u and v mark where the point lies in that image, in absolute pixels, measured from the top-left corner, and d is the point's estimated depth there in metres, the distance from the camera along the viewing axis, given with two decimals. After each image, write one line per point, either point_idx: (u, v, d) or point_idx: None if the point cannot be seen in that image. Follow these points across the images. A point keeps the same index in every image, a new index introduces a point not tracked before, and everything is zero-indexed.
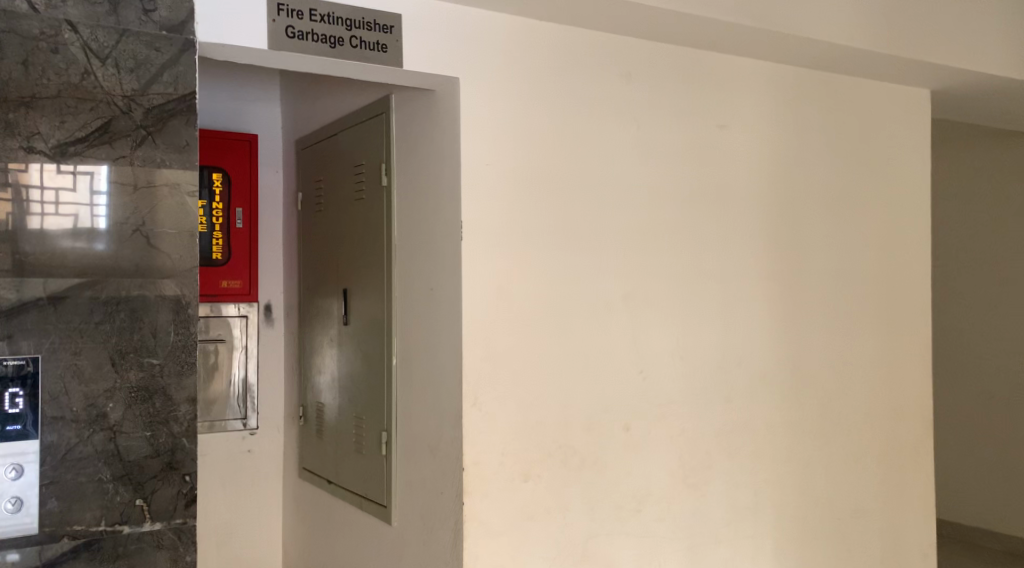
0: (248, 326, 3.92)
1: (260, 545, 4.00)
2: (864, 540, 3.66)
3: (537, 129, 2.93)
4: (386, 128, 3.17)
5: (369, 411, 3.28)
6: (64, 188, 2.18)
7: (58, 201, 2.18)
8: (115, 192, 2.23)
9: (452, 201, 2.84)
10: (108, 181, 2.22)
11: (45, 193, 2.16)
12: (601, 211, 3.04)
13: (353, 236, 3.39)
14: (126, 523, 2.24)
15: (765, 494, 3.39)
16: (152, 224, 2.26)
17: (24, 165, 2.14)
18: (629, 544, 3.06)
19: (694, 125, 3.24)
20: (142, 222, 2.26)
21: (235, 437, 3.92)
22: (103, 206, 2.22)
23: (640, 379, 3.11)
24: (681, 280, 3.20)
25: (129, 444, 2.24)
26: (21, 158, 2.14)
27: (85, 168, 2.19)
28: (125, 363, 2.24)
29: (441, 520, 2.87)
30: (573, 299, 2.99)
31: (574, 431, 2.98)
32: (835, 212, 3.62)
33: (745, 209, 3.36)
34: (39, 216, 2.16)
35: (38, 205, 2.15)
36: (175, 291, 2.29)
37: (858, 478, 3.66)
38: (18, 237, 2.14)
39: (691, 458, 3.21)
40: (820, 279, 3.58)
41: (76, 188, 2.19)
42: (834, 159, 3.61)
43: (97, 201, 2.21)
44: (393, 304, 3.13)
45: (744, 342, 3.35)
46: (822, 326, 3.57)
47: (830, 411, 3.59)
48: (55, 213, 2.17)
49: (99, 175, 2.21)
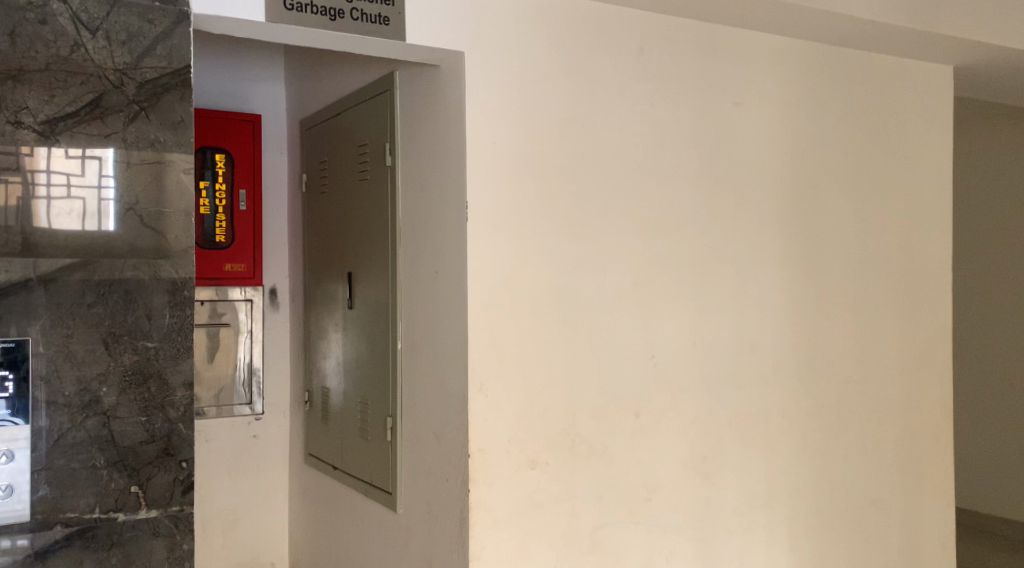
0: (253, 310, 3.86)
1: (266, 533, 3.95)
2: (880, 529, 3.58)
3: (545, 106, 2.84)
4: (390, 106, 3.09)
5: (374, 397, 3.21)
6: (73, 175, 2.13)
7: (68, 186, 2.13)
8: (121, 175, 2.17)
9: (456, 180, 2.75)
10: (115, 164, 2.17)
11: (53, 177, 2.11)
12: (611, 191, 2.96)
13: (357, 218, 3.32)
14: (121, 510, 2.17)
15: (780, 482, 3.31)
16: (146, 202, 2.19)
17: (30, 149, 2.09)
18: (640, 534, 2.99)
19: (706, 102, 3.14)
20: (136, 200, 2.19)
21: (240, 422, 3.87)
22: (112, 189, 2.17)
23: (650, 365, 3.02)
24: (694, 262, 3.11)
25: (123, 430, 2.18)
26: (25, 143, 2.09)
27: (93, 152, 2.15)
28: (119, 346, 2.18)
29: (446, 509, 2.80)
30: (582, 282, 2.91)
31: (583, 418, 2.90)
32: (854, 193, 3.52)
33: (760, 190, 3.26)
34: (45, 200, 2.11)
35: (45, 189, 2.11)
36: (171, 272, 2.22)
37: (874, 466, 3.57)
38: (25, 221, 2.09)
39: (703, 446, 3.13)
40: (836, 261, 3.48)
41: (84, 172, 2.14)
42: (853, 138, 3.51)
43: (105, 185, 2.16)
44: (397, 287, 3.06)
45: (758, 326, 3.26)
46: (839, 310, 3.49)
47: (846, 398, 3.50)
48: (64, 197, 2.13)
49: (107, 161, 2.16)
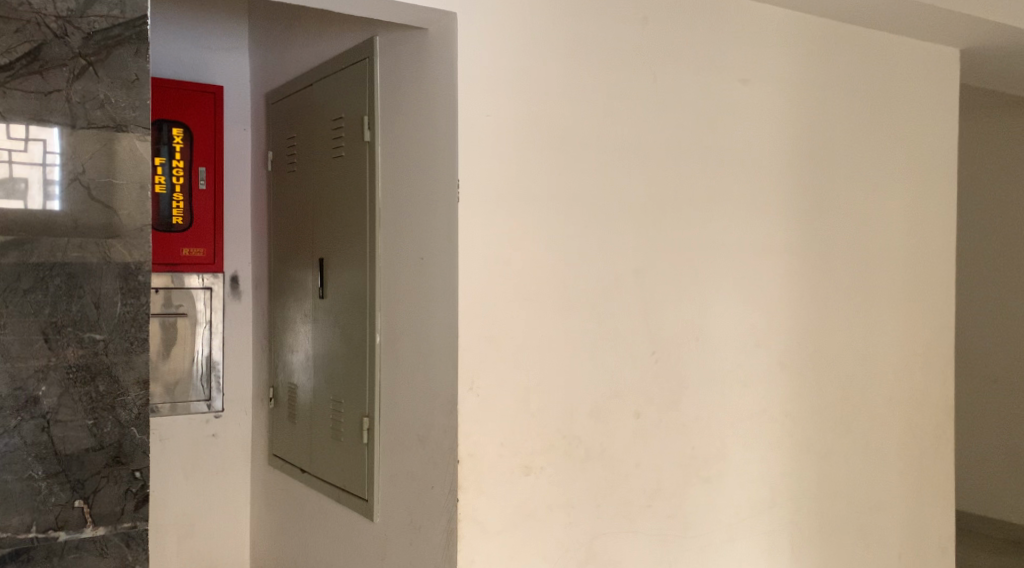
0: (213, 299, 3.57)
1: (225, 539, 3.65)
2: (883, 535, 3.33)
3: (542, 76, 2.59)
4: (369, 75, 2.81)
5: (347, 394, 2.94)
6: (15, 150, 1.98)
7: (9, 162, 1.97)
8: (70, 151, 2.02)
9: (446, 157, 2.50)
10: (62, 143, 2.02)
11: None
12: (612, 172, 2.71)
13: (329, 199, 3.04)
14: (62, 529, 2.02)
15: (783, 487, 3.07)
16: (92, 172, 2.04)
17: None
18: (641, 544, 2.75)
19: (716, 80, 2.90)
20: (81, 169, 2.03)
21: (199, 420, 3.58)
22: (57, 167, 2.01)
23: (652, 362, 2.78)
24: (699, 250, 2.87)
25: (65, 435, 2.02)
26: None
27: (38, 130, 2.00)
28: (61, 339, 2.02)
29: (432, 519, 2.54)
30: (579, 270, 2.65)
31: (580, 420, 2.65)
32: (868, 180, 3.28)
33: (768, 175, 3.02)
34: None
35: None
36: (123, 255, 2.07)
37: (878, 469, 3.32)
38: None
39: (707, 448, 2.89)
40: (844, 251, 3.23)
41: (28, 150, 1.99)
42: (867, 121, 3.26)
43: (50, 163, 2.01)
44: (376, 275, 2.78)
45: (765, 321, 3.03)
46: (850, 305, 3.26)
47: (857, 399, 3.27)
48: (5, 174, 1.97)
49: (53, 138, 2.01)
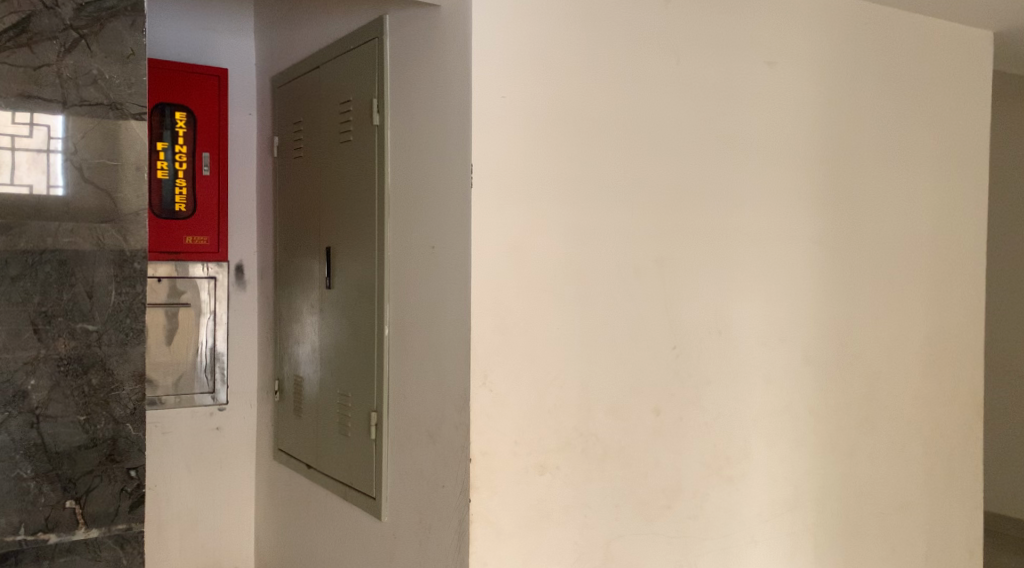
0: (217, 288, 3.47)
1: (229, 534, 3.55)
2: (909, 537, 3.18)
3: (561, 56, 2.47)
4: (378, 55, 2.69)
5: (355, 387, 2.83)
6: (19, 135, 1.95)
7: (12, 148, 1.94)
8: (72, 134, 1.98)
9: (460, 141, 2.38)
10: (65, 127, 1.98)
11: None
12: (632, 157, 2.59)
13: (336, 185, 2.93)
14: (53, 531, 1.96)
15: (808, 487, 2.93)
16: (90, 152, 2.00)
17: None
18: (660, 546, 2.63)
19: (741, 61, 2.77)
20: (78, 151, 1.99)
21: (202, 412, 3.49)
22: (60, 153, 1.98)
23: (672, 357, 2.66)
24: (723, 239, 2.75)
25: (55, 432, 1.96)
26: None
27: (41, 114, 1.96)
28: (51, 330, 1.96)
29: (442, 519, 2.43)
30: (597, 259, 2.54)
31: (598, 416, 2.54)
32: (899, 169, 3.14)
33: (795, 161, 2.89)
34: None
35: None
36: (116, 241, 2.01)
37: (906, 468, 3.17)
38: None
39: (729, 447, 2.77)
40: (872, 242, 3.09)
41: (31, 135, 1.95)
42: (898, 107, 3.13)
43: (54, 149, 1.97)
44: (385, 265, 2.67)
45: (791, 314, 2.90)
46: (880, 298, 3.11)
47: (889, 396, 3.13)
48: (9, 160, 1.94)
49: (56, 124, 1.97)
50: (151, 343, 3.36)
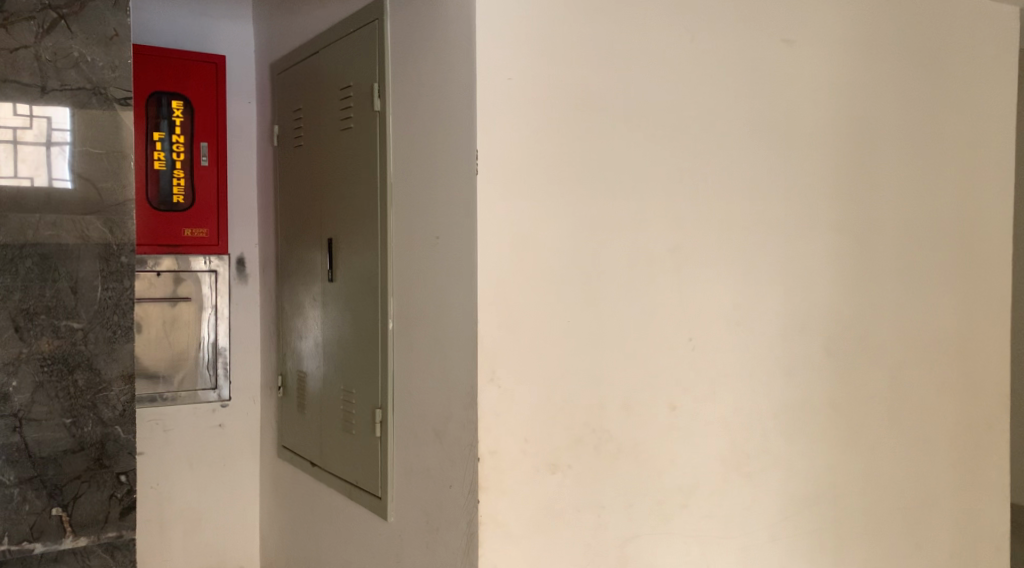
0: (218, 282, 3.38)
1: (233, 534, 3.47)
2: (935, 534, 3.06)
3: (569, 35, 2.36)
4: (378, 38, 2.59)
5: (358, 382, 2.73)
6: (21, 128, 2.10)
7: (19, 141, 2.10)
8: (74, 124, 2.14)
9: (464, 127, 2.28)
10: (68, 119, 2.14)
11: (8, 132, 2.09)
12: (645, 141, 2.48)
13: (337, 174, 2.83)
14: (39, 540, 2.12)
15: (829, 482, 2.83)
16: (84, 139, 2.15)
17: None
18: (676, 547, 2.54)
19: (757, 40, 2.65)
20: (76, 140, 2.14)
21: (204, 409, 3.39)
22: (65, 143, 2.14)
23: (688, 350, 2.56)
24: (740, 226, 2.64)
25: (39, 436, 2.11)
26: None
27: (42, 107, 2.12)
28: (34, 328, 2.11)
29: (450, 520, 2.34)
30: (609, 247, 2.43)
31: (611, 412, 2.44)
32: (924, 150, 3.02)
33: (814, 144, 2.77)
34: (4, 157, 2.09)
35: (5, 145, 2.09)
36: (101, 236, 2.15)
37: (931, 463, 3.05)
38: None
39: (748, 442, 2.66)
40: (894, 228, 2.97)
41: (35, 129, 2.11)
42: (920, 86, 3.00)
43: (57, 140, 2.13)
44: (387, 257, 2.57)
45: (811, 303, 2.78)
46: (902, 285, 2.99)
47: (914, 388, 3.01)
48: (19, 152, 2.10)
49: (59, 116, 2.13)
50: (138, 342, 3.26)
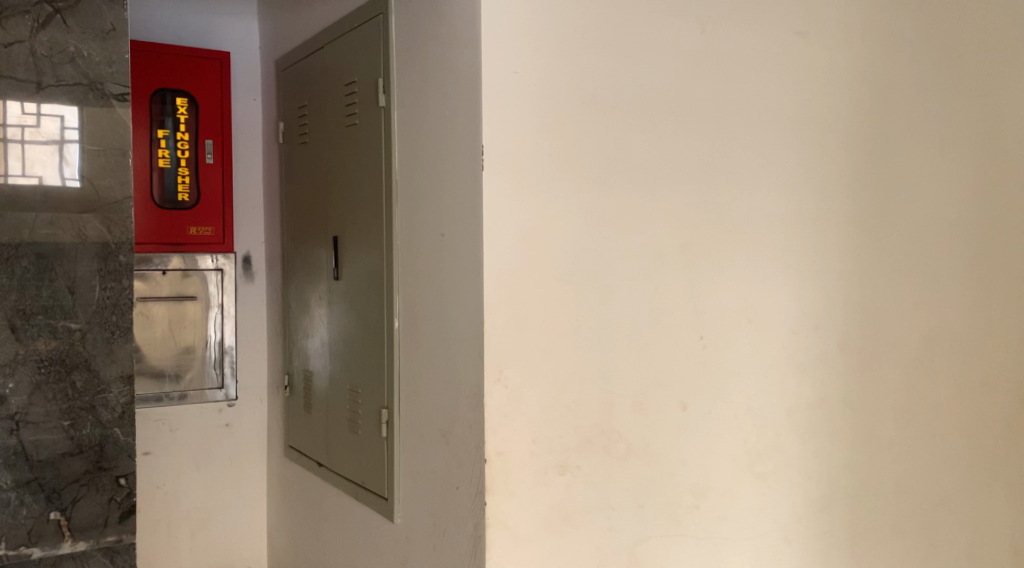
0: (225, 281, 3.35)
1: (242, 534, 3.44)
2: (969, 540, 2.94)
3: (578, 29, 2.32)
4: (383, 33, 2.56)
5: (365, 382, 2.70)
6: (33, 128, 2.09)
7: (32, 142, 2.09)
8: (85, 124, 2.13)
9: (470, 122, 2.24)
10: (78, 118, 2.13)
11: (20, 134, 2.08)
12: (654, 135, 2.43)
13: (343, 171, 2.79)
14: (36, 545, 2.10)
15: (845, 483, 2.77)
16: (93, 138, 2.14)
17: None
18: (688, 549, 2.49)
19: (769, 33, 2.60)
20: (85, 140, 2.13)
21: (211, 409, 3.36)
22: (76, 142, 2.13)
23: (700, 348, 2.51)
24: (752, 222, 2.59)
25: (36, 439, 2.09)
26: None
27: (54, 108, 2.11)
28: (31, 329, 2.09)
29: (456, 522, 2.31)
30: (618, 245, 2.39)
31: (620, 412, 2.39)
32: (956, 142, 2.90)
33: (829, 139, 2.72)
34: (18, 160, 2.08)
35: (17, 146, 2.08)
36: (99, 235, 2.14)
37: (964, 465, 2.93)
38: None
39: (760, 442, 2.62)
40: (920, 222, 2.87)
41: (46, 128, 2.10)
42: (953, 75, 2.88)
43: (68, 139, 2.12)
44: (393, 255, 2.53)
45: (825, 300, 2.73)
46: (931, 281, 2.89)
47: (945, 389, 2.90)
48: (32, 155, 2.09)
49: (71, 115, 2.12)
50: (140, 342, 3.22)
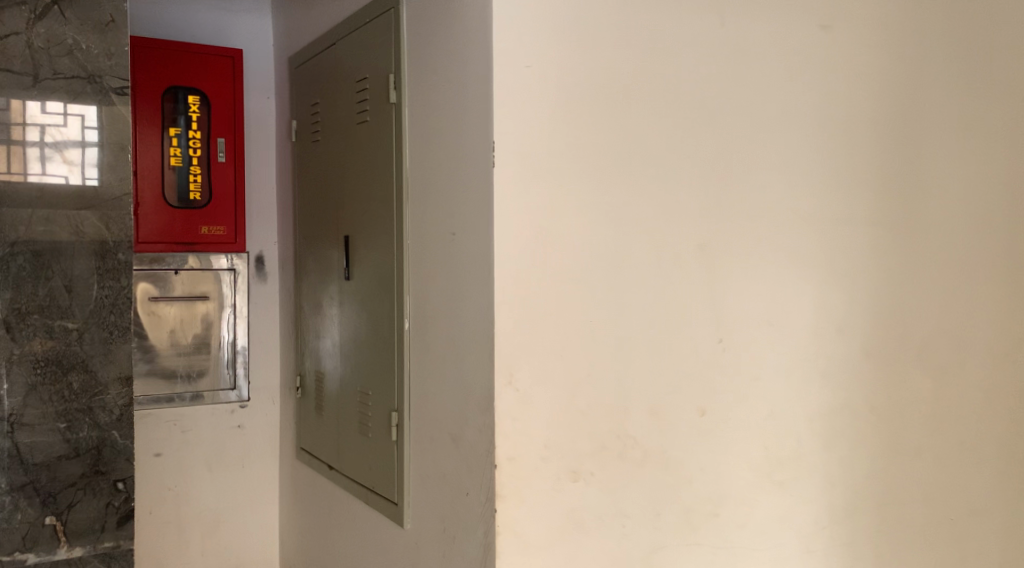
0: (237, 281, 3.31)
1: (253, 537, 3.40)
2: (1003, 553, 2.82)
3: (593, 22, 2.26)
4: (395, 28, 2.51)
5: (376, 384, 2.64)
6: (54, 127, 2.09)
7: (53, 142, 2.09)
8: (103, 124, 2.13)
9: (480, 119, 2.19)
10: (97, 118, 2.12)
11: (41, 134, 2.08)
12: (672, 131, 2.37)
13: (354, 169, 2.74)
14: (32, 551, 2.08)
15: (869, 491, 2.69)
16: (106, 135, 2.13)
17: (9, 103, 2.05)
18: (704, 557, 2.42)
19: (792, 27, 2.53)
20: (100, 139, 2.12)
21: (223, 410, 3.33)
22: (95, 142, 2.12)
23: (718, 352, 2.44)
24: (772, 222, 2.52)
25: (31, 441, 2.07)
26: None
27: (76, 108, 2.10)
28: (27, 328, 2.07)
29: (466, 528, 2.25)
30: (634, 245, 2.32)
31: (635, 417, 2.33)
32: (990, 141, 2.79)
33: (853, 136, 2.64)
34: (40, 161, 2.07)
35: (37, 146, 2.07)
36: (97, 233, 2.12)
37: (999, 476, 2.81)
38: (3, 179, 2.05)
39: (780, 448, 2.54)
40: (951, 223, 2.77)
41: (67, 128, 2.10)
42: (986, 72, 2.78)
43: (88, 140, 2.12)
44: (404, 254, 2.48)
45: (849, 303, 2.65)
46: (962, 284, 2.78)
47: (977, 396, 2.80)
48: (54, 155, 2.09)
49: (90, 114, 2.12)
50: (151, 342, 3.18)
